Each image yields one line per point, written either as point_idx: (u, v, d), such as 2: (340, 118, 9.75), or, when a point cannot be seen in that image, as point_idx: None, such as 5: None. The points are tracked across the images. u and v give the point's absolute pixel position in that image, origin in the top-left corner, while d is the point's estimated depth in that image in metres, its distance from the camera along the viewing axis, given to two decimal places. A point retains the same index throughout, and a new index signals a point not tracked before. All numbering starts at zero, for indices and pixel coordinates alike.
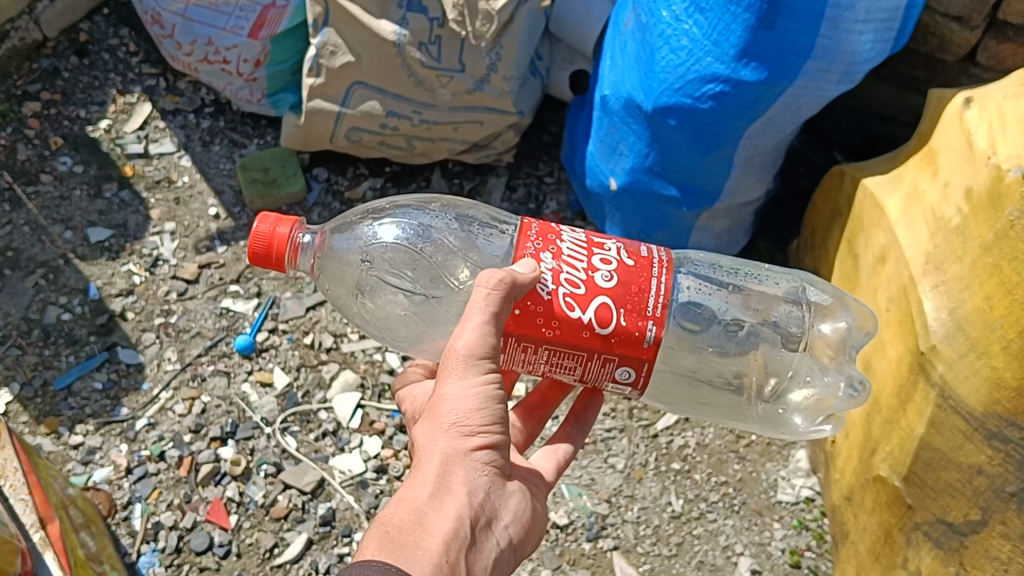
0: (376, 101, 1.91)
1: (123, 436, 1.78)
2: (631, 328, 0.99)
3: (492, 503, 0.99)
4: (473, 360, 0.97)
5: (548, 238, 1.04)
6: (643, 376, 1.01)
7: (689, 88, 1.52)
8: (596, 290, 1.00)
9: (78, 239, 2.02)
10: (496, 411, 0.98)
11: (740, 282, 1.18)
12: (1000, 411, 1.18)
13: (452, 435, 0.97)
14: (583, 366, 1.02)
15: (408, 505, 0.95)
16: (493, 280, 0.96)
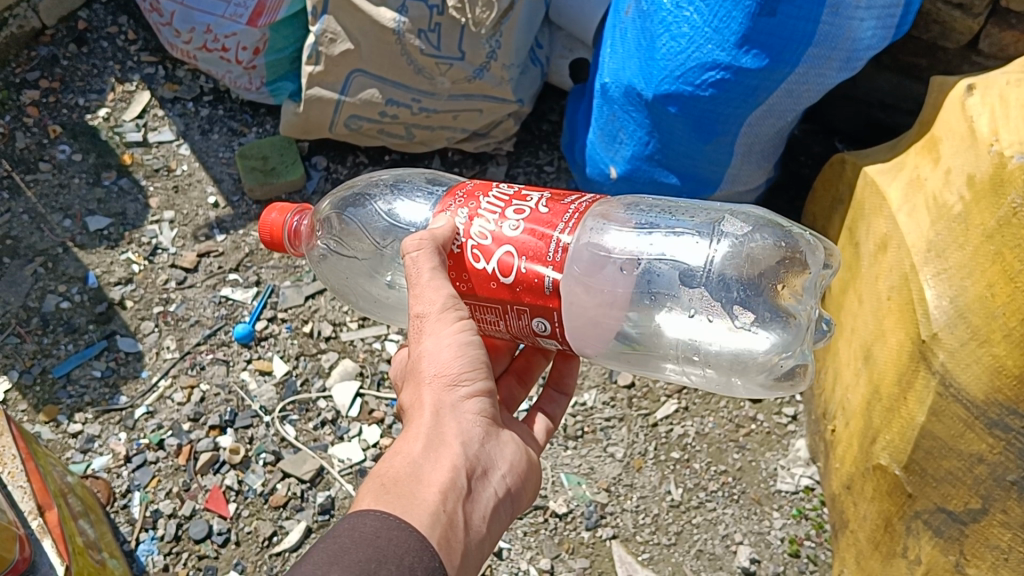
0: (376, 89, 1.91)
1: (122, 425, 1.78)
2: (530, 275, 0.98)
3: (487, 454, 1.00)
4: (447, 314, 1.00)
5: (472, 195, 1.06)
6: (557, 325, 1.00)
7: (690, 76, 1.52)
8: (501, 241, 1.00)
9: (77, 227, 2.02)
10: (477, 359, 1.00)
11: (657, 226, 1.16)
12: (1001, 399, 1.16)
13: (438, 387, 0.99)
14: (503, 317, 1.03)
15: (404, 458, 0.96)
16: (415, 241, 1.01)
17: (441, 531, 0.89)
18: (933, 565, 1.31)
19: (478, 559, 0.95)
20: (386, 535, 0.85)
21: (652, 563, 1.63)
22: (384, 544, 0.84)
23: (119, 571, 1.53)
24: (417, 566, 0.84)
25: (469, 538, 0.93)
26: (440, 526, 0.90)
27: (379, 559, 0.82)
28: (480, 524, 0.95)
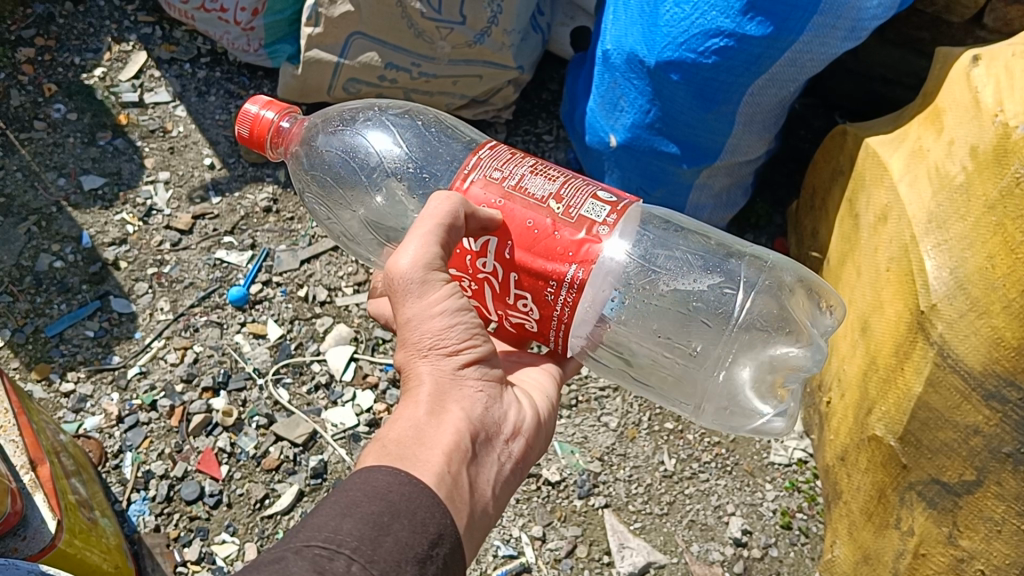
0: (375, 52, 1.88)
1: (115, 385, 1.77)
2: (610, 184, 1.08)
3: (491, 419, 1.00)
4: (431, 275, 0.98)
5: None
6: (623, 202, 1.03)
7: (693, 43, 1.50)
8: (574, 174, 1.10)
9: (71, 186, 2.00)
10: (471, 323, 1.00)
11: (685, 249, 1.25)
12: (999, 370, 1.16)
13: (434, 356, 0.98)
14: (566, 179, 1.04)
15: (406, 423, 0.94)
16: (445, 201, 0.99)
17: (451, 492, 0.88)
18: (925, 537, 1.31)
19: (485, 523, 0.94)
20: (398, 489, 0.84)
21: (644, 532, 1.63)
22: (395, 498, 0.83)
23: (111, 531, 1.53)
24: (430, 521, 0.83)
25: (475, 499, 0.92)
26: (446, 486, 0.88)
27: (391, 513, 0.81)
28: (485, 487, 0.95)
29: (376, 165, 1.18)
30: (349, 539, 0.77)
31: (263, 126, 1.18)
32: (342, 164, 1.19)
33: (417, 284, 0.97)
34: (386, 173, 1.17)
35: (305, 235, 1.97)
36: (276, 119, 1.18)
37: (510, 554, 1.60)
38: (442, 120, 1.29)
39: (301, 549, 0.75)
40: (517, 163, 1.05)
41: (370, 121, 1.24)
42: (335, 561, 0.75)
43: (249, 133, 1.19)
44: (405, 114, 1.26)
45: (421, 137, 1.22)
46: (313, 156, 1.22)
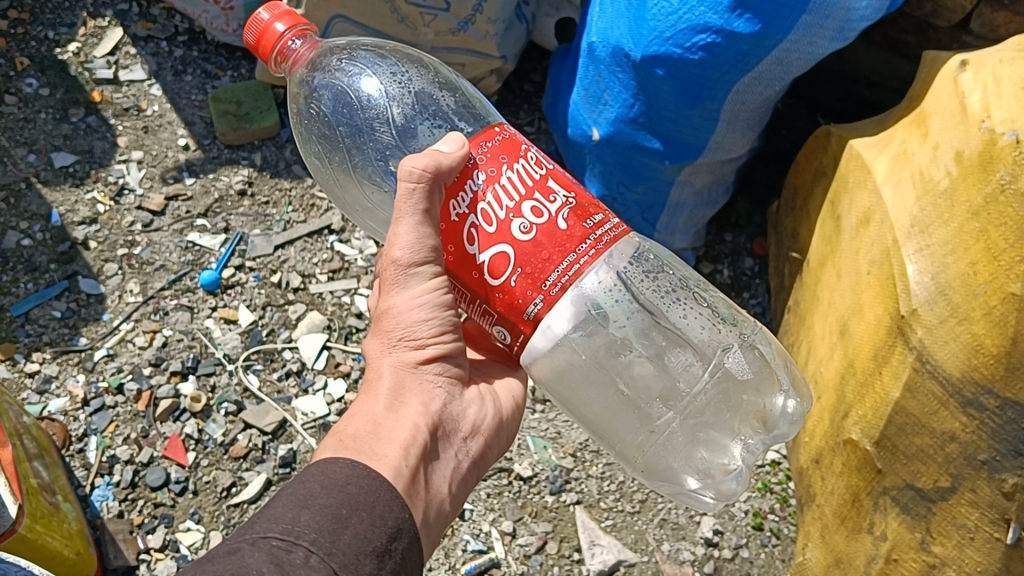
0: (356, 37, 1.85)
1: (81, 367, 1.74)
2: (517, 292, 0.92)
3: (450, 415, 0.99)
4: (411, 269, 0.96)
5: (498, 159, 0.95)
6: (518, 344, 0.95)
7: (680, 38, 1.48)
8: (503, 236, 0.92)
9: (41, 163, 1.96)
10: (446, 319, 0.98)
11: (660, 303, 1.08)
12: (978, 377, 1.16)
13: (400, 350, 0.99)
14: (468, 306, 0.98)
15: (364, 415, 0.94)
16: (416, 173, 0.94)
17: (408, 486, 0.87)
18: (898, 542, 1.30)
19: (438, 522, 0.92)
20: (356, 482, 0.82)
21: (614, 530, 1.62)
22: (354, 490, 0.81)
23: (73, 516, 1.50)
24: (389, 515, 0.81)
25: (431, 496, 0.90)
26: (404, 481, 0.87)
27: (350, 506, 0.79)
28: (441, 484, 0.93)
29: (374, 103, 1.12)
30: (307, 531, 0.75)
31: (270, 38, 1.11)
32: (338, 104, 1.14)
33: (400, 271, 0.96)
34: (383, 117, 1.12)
35: (280, 221, 1.93)
36: (286, 32, 1.11)
37: (479, 549, 1.59)
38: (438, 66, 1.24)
39: (257, 540, 0.74)
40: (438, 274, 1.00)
41: (372, 61, 1.18)
42: (292, 552, 0.73)
43: (256, 41, 1.12)
44: (367, 55, 1.19)
45: (421, 83, 1.17)
46: (308, 94, 1.17)
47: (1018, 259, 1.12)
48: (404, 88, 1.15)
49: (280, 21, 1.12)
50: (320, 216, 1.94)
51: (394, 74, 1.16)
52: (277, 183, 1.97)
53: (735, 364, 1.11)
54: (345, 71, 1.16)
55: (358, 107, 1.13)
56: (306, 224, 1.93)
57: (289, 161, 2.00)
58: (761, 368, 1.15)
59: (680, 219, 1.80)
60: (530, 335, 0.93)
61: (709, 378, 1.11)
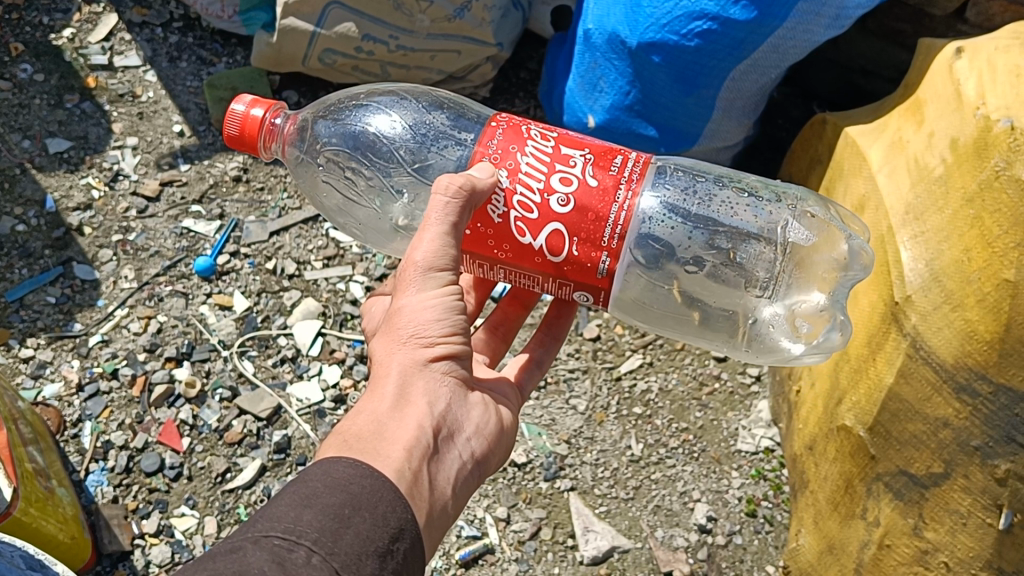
0: (353, 23, 1.86)
1: (76, 352, 1.74)
2: (584, 258, 1.00)
3: (454, 416, 0.97)
4: (431, 272, 0.96)
5: (509, 150, 1.02)
6: (601, 299, 1.03)
7: (676, 25, 1.49)
8: (549, 216, 0.99)
9: (36, 149, 1.96)
10: (457, 322, 0.98)
11: (710, 212, 1.14)
12: (971, 363, 1.17)
13: (411, 348, 0.96)
14: (540, 284, 1.05)
15: (369, 413, 0.92)
16: (453, 187, 0.96)
17: (410, 487, 0.86)
18: (891, 528, 1.31)
19: (440, 525, 0.91)
20: (359, 481, 0.82)
21: (608, 516, 1.62)
22: (357, 490, 0.81)
23: (68, 501, 1.50)
24: (391, 515, 0.81)
25: (434, 497, 0.89)
26: (406, 482, 0.86)
27: (353, 505, 0.79)
28: (444, 485, 0.92)
29: (376, 149, 1.14)
30: (310, 530, 0.75)
31: (252, 125, 1.12)
32: (349, 144, 1.15)
33: (416, 274, 0.96)
34: (387, 162, 1.14)
35: (275, 207, 1.93)
36: (266, 115, 1.12)
37: (473, 534, 1.59)
38: (433, 92, 1.25)
39: (259, 539, 0.74)
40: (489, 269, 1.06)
41: (367, 98, 1.20)
42: (293, 552, 0.73)
43: (238, 132, 1.12)
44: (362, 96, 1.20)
45: (422, 113, 1.19)
46: (311, 144, 1.18)
47: (1012, 246, 1.12)
48: (406, 119, 1.17)
49: (257, 106, 1.13)
50: None
51: (394, 105, 1.18)
52: (272, 170, 1.97)
53: (800, 233, 1.14)
54: (348, 114, 1.18)
55: (374, 141, 1.15)
56: (302, 211, 1.92)
57: None
58: (822, 228, 1.17)
59: None
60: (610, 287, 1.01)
61: (785, 256, 1.13)
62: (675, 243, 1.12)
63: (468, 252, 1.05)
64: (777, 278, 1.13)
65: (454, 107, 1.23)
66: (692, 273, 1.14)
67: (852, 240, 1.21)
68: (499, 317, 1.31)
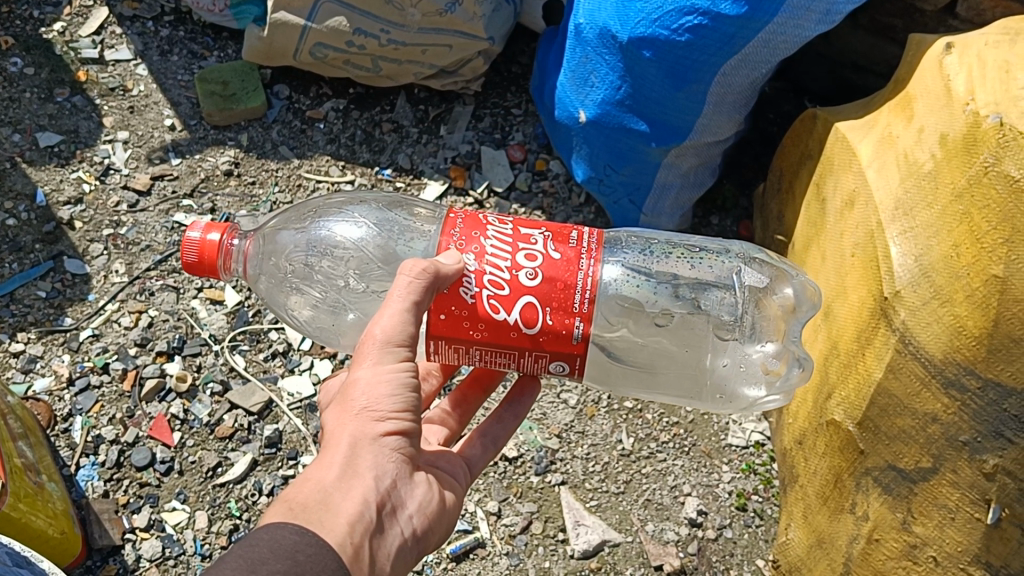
0: (343, 17, 1.86)
1: (66, 347, 1.74)
2: (559, 326, 1.00)
3: (401, 491, 0.95)
4: (390, 347, 0.95)
5: (472, 236, 1.04)
6: (577, 368, 1.03)
7: (666, 20, 1.49)
8: (520, 290, 1.01)
9: (27, 143, 1.96)
10: (411, 397, 0.96)
11: (669, 267, 1.17)
12: (960, 358, 1.17)
13: (364, 420, 0.94)
14: (518, 362, 1.04)
15: (315, 484, 0.91)
16: (416, 268, 0.96)
17: (350, 564, 0.86)
18: (879, 522, 1.31)
19: None
20: (304, 550, 0.84)
21: (599, 510, 1.62)
22: (301, 559, 0.83)
23: (58, 496, 1.50)
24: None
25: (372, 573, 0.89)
26: (346, 558, 0.86)
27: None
28: (385, 562, 0.91)
29: (337, 262, 1.14)
30: None
31: (212, 249, 1.10)
32: (310, 254, 1.15)
33: (375, 349, 0.95)
34: (347, 274, 1.14)
35: (267, 201, 1.93)
36: (224, 238, 1.10)
37: (464, 529, 1.60)
38: (392, 201, 1.25)
39: None
40: (461, 359, 1.05)
41: (328, 208, 1.21)
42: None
43: (198, 259, 1.10)
44: (321, 209, 1.20)
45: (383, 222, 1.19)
46: (271, 253, 1.18)
47: (1000, 241, 1.13)
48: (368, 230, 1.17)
49: (214, 232, 1.11)
50: (307, 197, 1.94)
51: (354, 214, 1.19)
52: (263, 164, 1.97)
53: (752, 277, 1.19)
54: (310, 223, 1.18)
55: (336, 249, 1.15)
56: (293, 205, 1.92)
57: (275, 142, 2.00)
58: (769, 270, 1.24)
59: (667, 202, 1.79)
60: (585, 352, 1.02)
61: (745, 298, 1.17)
62: (639, 299, 1.14)
63: (435, 339, 1.03)
64: (738, 318, 1.16)
65: (412, 214, 1.23)
66: (662, 326, 1.15)
67: (796, 280, 1.27)
68: (456, 397, 1.24)
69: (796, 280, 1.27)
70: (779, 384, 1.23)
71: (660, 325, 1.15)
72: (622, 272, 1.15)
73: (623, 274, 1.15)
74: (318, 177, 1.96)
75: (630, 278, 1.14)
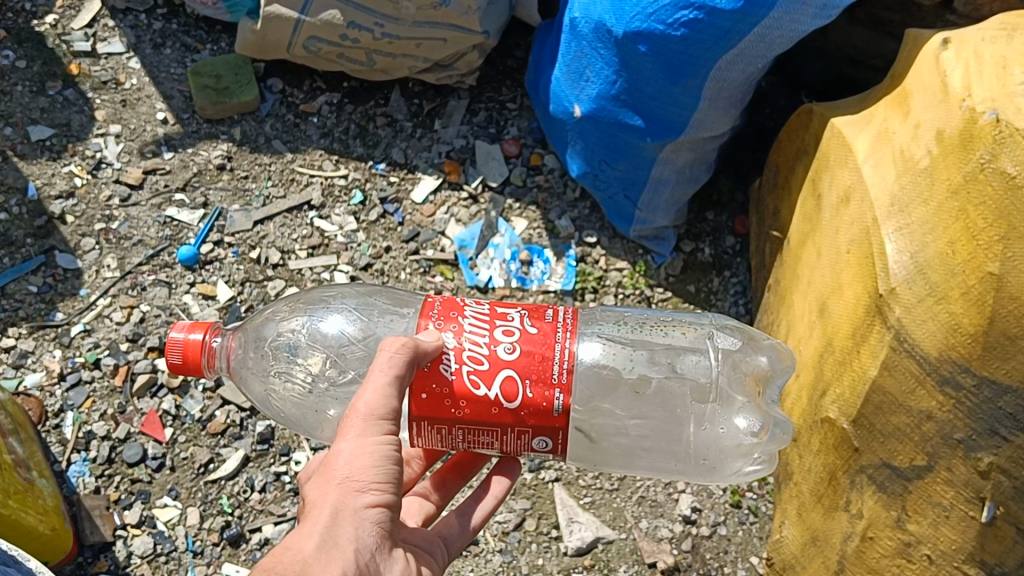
0: (337, 11, 1.85)
1: (58, 342, 1.73)
2: (539, 399, 0.99)
3: (379, 567, 0.94)
4: (373, 419, 0.95)
5: (450, 315, 1.04)
6: (560, 443, 1.01)
7: (662, 14, 1.48)
8: (499, 364, 1.00)
9: (18, 136, 1.95)
10: (392, 469, 0.95)
11: (645, 337, 1.16)
12: (955, 356, 1.17)
13: (345, 490, 0.93)
14: (500, 441, 1.02)
15: (294, 555, 0.89)
16: (396, 344, 0.97)
17: None
18: (874, 520, 1.31)
19: None
20: None
21: (593, 506, 1.61)
22: None
23: (49, 492, 1.49)
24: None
25: None
26: None
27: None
28: None
29: (322, 353, 1.13)
30: None
31: (195, 351, 1.10)
32: (295, 348, 1.13)
33: (357, 422, 0.95)
34: (332, 366, 1.12)
35: (260, 196, 1.92)
36: (207, 337, 1.11)
37: None
38: (375, 290, 1.23)
39: None
40: (443, 440, 1.03)
41: (317, 303, 1.19)
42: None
43: (183, 360, 1.10)
44: (306, 301, 1.19)
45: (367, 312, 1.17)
46: (255, 346, 1.16)
47: (996, 238, 1.12)
48: (352, 320, 1.16)
49: (196, 332, 1.11)
50: (300, 191, 1.93)
51: (343, 310, 1.17)
52: (256, 158, 1.96)
53: (726, 342, 1.18)
54: (301, 317, 1.16)
55: (321, 347, 1.13)
56: (286, 200, 1.91)
57: (268, 136, 1.99)
58: (740, 335, 1.21)
59: (662, 197, 1.78)
60: (566, 425, 1.00)
61: (720, 363, 1.16)
62: (614, 366, 1.13)
63: (416, 420, 1.02)
64: (719, 387, 1.14)
65: (395, 303, 1.21)
66: (642, 393, 1.13)
67: (768, 349, 1.24)
68: (435, 478, 1.24)
69: (769, 346, 1.24)
70: (762, 454, 1.18)
71: (639, 392, 1.13)
72: (596, 340, 1.14)
73: (596, 341, 1.14)
74: (311, 172, 1.95)
75: (604, 346, 1.14)
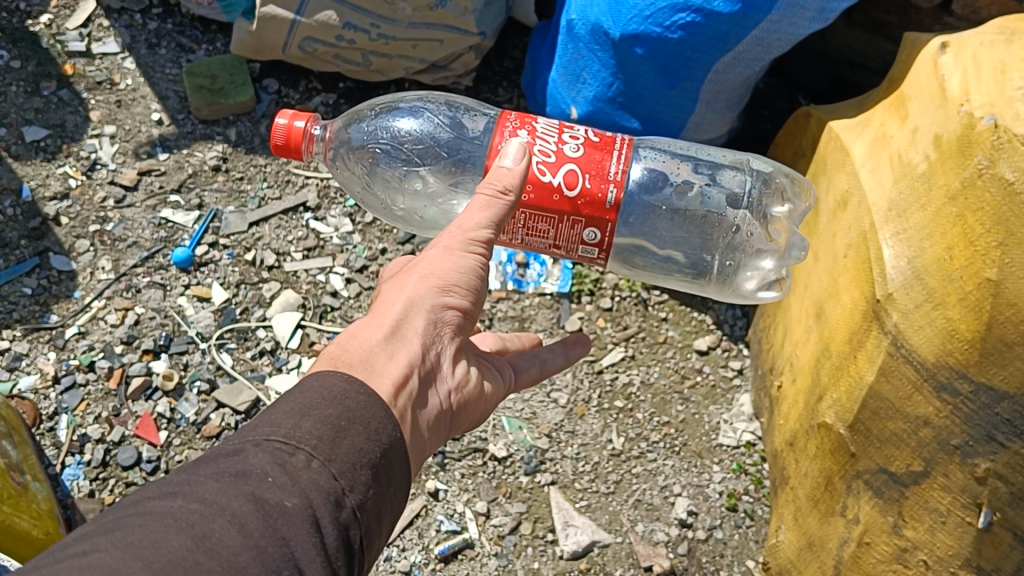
0: (333, 11, 1.85)
1: (52, 344, 1.72)
2: (596, 190, 1.09)
3: (444, 365, 0.93)
4: (468, 239, 0.97)
5: (526, 119, 1.13)
6: (607, 237, 1.10)
7: (659, 16, 1.47)
8: (565, 159, 1.10)
9: (12, 137, 1.94)
10: (470, 279, 0.96)
11: (690, 154, 1.37)
12: (952, 362, 1.16)
13: (422, 285, 0.93)
14: (556, 228, 1.10)
15: (361, 340, 0.88)
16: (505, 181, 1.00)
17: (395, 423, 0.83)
18: (870, 525, 1.30)
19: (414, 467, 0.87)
20: (355, 396, 0.80)
21: (589, 510, 1.61)
22: (351, 404, 0.79)
23: (43, 496, 1.49)
24: (383, 433, 0.80)
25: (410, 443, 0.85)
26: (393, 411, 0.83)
27: (348, 418, 0.78)
28: (421, 433, 0.87)
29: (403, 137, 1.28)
30: (308, 437, 0.76)
31: (297, 135, 1.19)
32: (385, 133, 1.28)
33: (455, 238, 0.97)
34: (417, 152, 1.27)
35: (255, 197, 1.91)
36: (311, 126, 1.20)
37: (453, 529, 1.58)
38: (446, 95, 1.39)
39: (261, 443, 0.75)
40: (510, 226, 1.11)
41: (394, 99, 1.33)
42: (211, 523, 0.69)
43: (285, 141, 1.19)
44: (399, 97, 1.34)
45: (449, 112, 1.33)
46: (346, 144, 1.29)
47: (994, 244, 1.12)
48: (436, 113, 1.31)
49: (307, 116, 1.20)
50: (296, 192, 1.92)
51: (430, 112, 1.32)
52: (252, 159, 1.95)
53: (761, 165, 1.37)
54: (390, 104, 1.32)
55: (394, 163, 1.27)
56: (282, 201, 1.91)
57: (264, 137, 1.98)
58: (771, 175, 1.37)
59: None
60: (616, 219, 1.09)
61: (753, 178, 1.35)
62: (661, 196, 1.27)
63: None
64: (749, 197, 1.32)
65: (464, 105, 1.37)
66: (681, 212, 1.28)
67: (793, 178, 1.41)
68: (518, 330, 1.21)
69: (792, 183, 1.41)
70: (777, 276, 1.35)
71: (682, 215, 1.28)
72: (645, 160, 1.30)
73: (646, 161, 1.30)
74: (307, 173, 1.93)
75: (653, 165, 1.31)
